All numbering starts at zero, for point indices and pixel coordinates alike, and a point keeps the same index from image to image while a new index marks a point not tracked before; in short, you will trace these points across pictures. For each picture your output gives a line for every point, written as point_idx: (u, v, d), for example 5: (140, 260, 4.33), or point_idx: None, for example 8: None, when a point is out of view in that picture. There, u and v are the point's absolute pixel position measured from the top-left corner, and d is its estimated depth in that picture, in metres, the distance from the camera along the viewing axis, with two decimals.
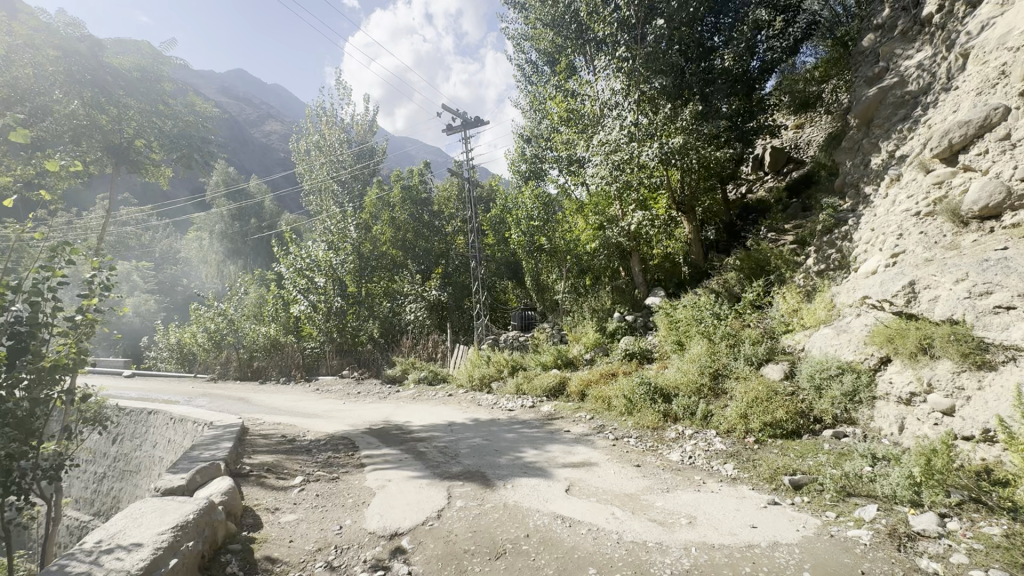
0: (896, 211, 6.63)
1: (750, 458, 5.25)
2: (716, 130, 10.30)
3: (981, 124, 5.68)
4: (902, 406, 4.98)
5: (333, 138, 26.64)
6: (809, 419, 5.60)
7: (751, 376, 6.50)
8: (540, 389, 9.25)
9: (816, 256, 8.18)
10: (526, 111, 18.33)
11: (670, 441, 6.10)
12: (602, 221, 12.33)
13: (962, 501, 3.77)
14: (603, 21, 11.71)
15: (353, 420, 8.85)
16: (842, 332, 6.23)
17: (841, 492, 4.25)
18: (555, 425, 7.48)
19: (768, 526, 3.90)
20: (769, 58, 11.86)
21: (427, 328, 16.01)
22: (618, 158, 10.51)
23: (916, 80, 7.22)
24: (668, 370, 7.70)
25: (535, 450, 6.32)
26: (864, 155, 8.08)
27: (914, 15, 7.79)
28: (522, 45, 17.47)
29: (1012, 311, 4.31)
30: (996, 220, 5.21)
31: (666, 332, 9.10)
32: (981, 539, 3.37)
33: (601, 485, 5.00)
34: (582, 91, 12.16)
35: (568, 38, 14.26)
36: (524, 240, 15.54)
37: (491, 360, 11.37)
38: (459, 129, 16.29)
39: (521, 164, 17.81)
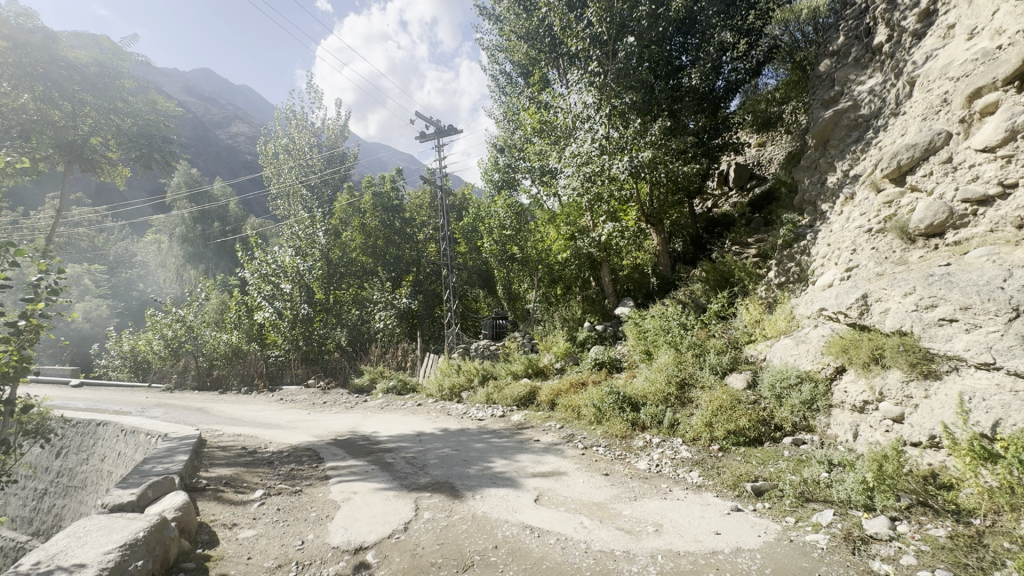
0: (849, 228, 6.97)
1: (715, 465, 5.38)
2: (684, 145, 10.70)
3: (927, 148, 6.02)
4: (856, 414, 5.20)
5: (303, 141, 26.29)
6: (770, 427, 5.75)
7: (715, 385, 6.68)
8: (511, 398, 9.23)
9: (777, 269, 8.50)
10: (499, 121, 18.45)
11: (638, 450, 6.19)
12: (573, 231, 12.43)
13: (911, 505, 3.96)
14: (576, 36, 11.89)
15: (318, 430, 8.61)
16: (801, 343, 6.47)
17: (800, 498, 4.40)
18: (525, 435, 7.47)
19: (731, 533, 3.99)
20: (733, 79, 12.44)
21: (396, 336, 15.80)
22: (589, 170, 10.64)
23: (868, 104, 7.62)
24: (636, 379, 7.78)
25: (504, 459, 6.28)
26: (821, 174, 8.45)
27: (865, 44, 8.23)
28: (497, 55, 17.60)
29: (955, 324, 4.52)
30: (940, 237, 5.52)
31: (634, 342, 9.26)
32: (928, 541, 3.54)
33: (569, 494, 5.01)
34: (556, 104, 12.63)
35: (541, 51, 14.41)
36: (496, 248, 15.54)
37: (462, 369, 11.31)
38: (432, 137, 16.36)
39: (494, 174, 17.89)
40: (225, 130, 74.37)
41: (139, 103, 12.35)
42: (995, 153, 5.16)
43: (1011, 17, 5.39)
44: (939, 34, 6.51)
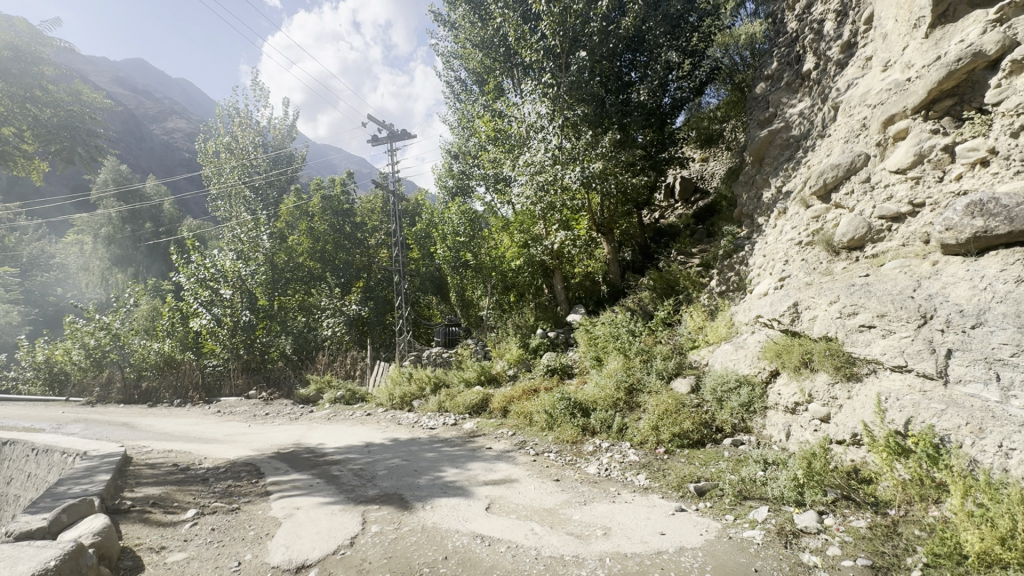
0: (782, 241, 7.45)
1: (661, 467, 5.56)
2: (633, 157, 11.07)
3: (848, 168, 6.54)
4: (788, 414, 5.53)
5: (248, 141, 25.23)
6: (712, 429, 6.01)
7: (661, 390, 6.91)
8: (464, 406, 9.16)
9: (718, 278, 8.93)
10: (454, 127, 18.43)
11: (588, 454, 6.30)
12: (526, 239, 12.61)
13: (836, 499, 4.24)
14: (530, 47, 12.11)
15: (259, 444, 8.18)
16: (739, 348, 6.82)
17: (738, 496, 4.63)
18: (476, 443, 7.43)
19: (675, 533, 4.12)
20: (678, 97, 12.94)
21: (345, 345, 15.62)
22: (542, 179, 10.86)
23: (798, 126, 8.19)
24: (587, 385, 7.91)
25: (456, 468, 6.22)
26: (757, 189, 8.98)
27: (796, 70, 8.83)
28: (452, 62, 17.55)
29: (873, 329, 4.90)
30: (860, 250, 6.00)
31: (585, 348, 9.44)
32: (851, 532, 3.82)
33: (520, 501, 5.02)
34: (510, 113, 12.78)
35: (495, 60, 14.50)
36: (450, 255, 15.41)
37: (413, 378, 11.15)
38: (384, 141, 16.16)
39: (448, 180, 17.83)
40: (160, 125, 69.73)
41: (60, 93, 11.36)
42: (905, 174, 5.69)
43: (919, 53, 5.99)
44: (858, 64, 7.11)
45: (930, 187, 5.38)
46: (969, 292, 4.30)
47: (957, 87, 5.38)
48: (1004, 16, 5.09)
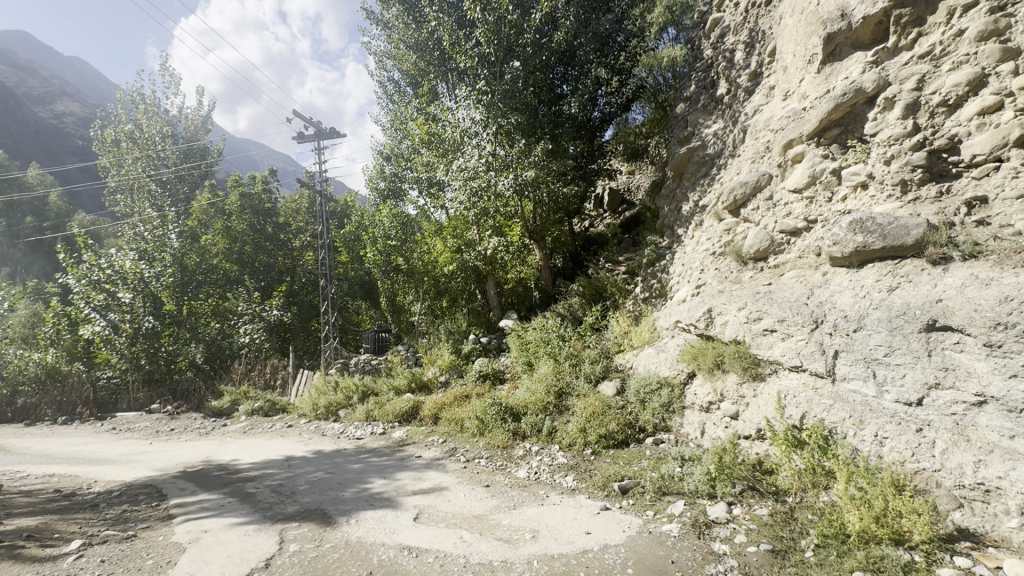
0: (698, 251, 7.96)
1: (588, 469, 5.73)
2: (564, 167, 11.44)
3: (755, 185, 7.12)
4: (703, 413, 5.92)
5: (154, 130, 23.06)
6: (635, 429, 6.30)
7: (589, 393, 7.13)
8: (393, 414, 8.91)
9: (642, 285, 9.40)
10: (386, 128, 18.00)
11: (518, 458, 6.38)
12: (459, 244, 12.58)
13: (743, 490, 4.60)
14: (465, 53, 12.14)
15: (162, 463, 7.46)
16: (660, 351, 7.18)
17: (658, 492, 4.88)
18: (405, 452, 7.26)
19: (600, 531, 4.27)
20: (607, 111, 13.47)
21: (265, 352, 14.68)
22: (476, 185, 10.94)
23: (713, 145, 8.83)
24: (518, 390, 7.99)
25: (383, 479, 6.03)
26: (677, 203, 9.55)
27: (711, 93, 9.51)
28: (385, 61, 17.11)
29: (775, 333, 5.38)
30: (764, 261, 6.53)
31: (517, 353, 9.52)
32: (755, 520, 4.16)
33: (449, 509, 4.96)
34: (444, 117, 12.75)
35: (430, 63, 14.37)
36: (380, 259, 14.93)
37: (339, 387, 10.70)
38: (310, 138, 15.47)
39: (379, 182, 17.38)
40: (47, 107, 61.86)
41: None
42: (802, 194, 6.32)
43: (812, 86, 6.72)
44: (764, 92, 7.82)
45: (821, 206, 6.03)
46: (852, 299, 4.84)
47: (842, 118, 6.09)
48: (879, 60, 5.91)
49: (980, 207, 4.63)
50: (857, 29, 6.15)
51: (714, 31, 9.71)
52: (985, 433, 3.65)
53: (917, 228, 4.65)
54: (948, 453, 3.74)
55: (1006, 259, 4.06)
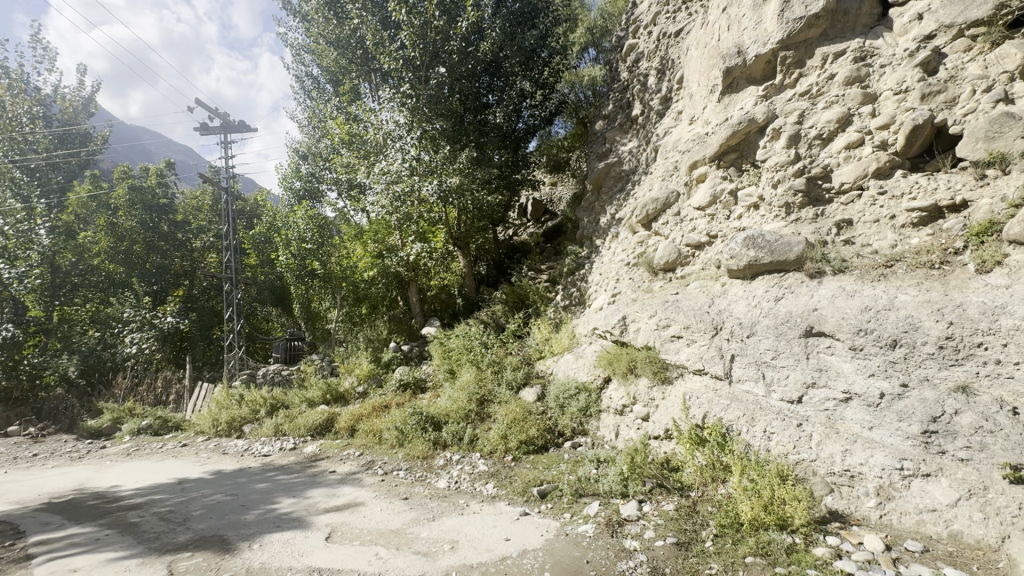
0: (614, 261, 8.37)
1: (508, 475, 5.76)
2: (488, 176, 11.54)
3: (665, 202, 7.62)
4: (617, 416, 6.20)
5: (20, 108, 19.98)
6: (554, 434, 6.46)
7: (510, 399, 7.21)
8: (306, 428, 8.40)
9: (563, 293, 9.69)
10: (302, 125, 17.07)
11: (438, 468, 6.27)
12: (381, 249, 12.28)
13: (652, 487, 4.87)
14: (388, 54, 11.93)
15: (19, 495, 6.41)
16: (578, 357, 7.41)
17: (575, 494, 5.03)
18: (318, 467, 6.86)
19: (519, 536, 4.32)
20: (531, 123, 13.73)
21: (156, 364, 13.30)
22: (399, 189, 10.76)
23: (628, 162, 9.37)
24: (440, 398, 7.86)
25: (293, 498, 5.65)
26: (595, 215, 9.97)
27: (627, 113, 10.09)
28: (303, 56, 16.18)
29: (681, 339, 5.77)
30: (672, 272, 7.00)
31: (439, 361, 9.38)
32: (662, 515, 4.42)
33: (365, 525, 4.75)
34: (367, 118, 12.38)
35: (352, 62, 13.88)
36: (294, 263, 14.13)
37: (245, 401, 9.90)
38: (216, 131, 14.29)
39: (294, 181, 16.36)
40: None
41: None
42: (705, 211, 6.87)
43: (713, 114, 7.36)
44: (673, 116, 8.45)
45: (721, 223, 6.60)
46: (746, 308, 5.33)
47: (738, 144, 6.74)
48: (768, 94, 6.61)
49: (847, 228, 5.29)
50: (751, 65, 6.80)
51: (630, 56, 10.34)
52: (850, 425, 4.24)
53: (798, 245, 5.24)
54: (822, 444, 4.29)
55: (867, 274, 4.72)
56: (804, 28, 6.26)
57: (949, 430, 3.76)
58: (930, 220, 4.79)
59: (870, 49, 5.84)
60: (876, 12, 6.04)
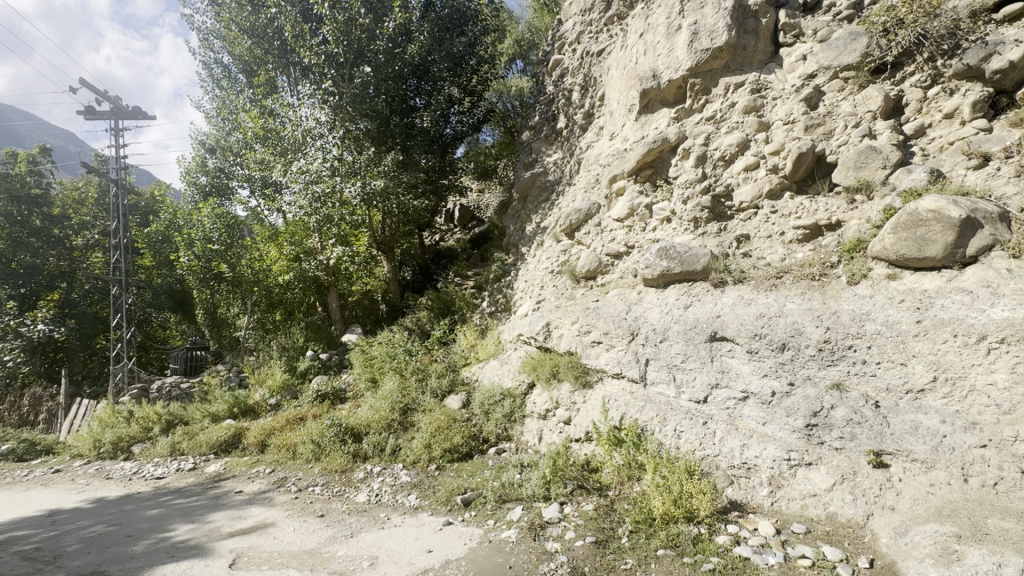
0: (539, 269, 8.55)
1: (431, 485, 5.66)
2: (415, 180, 11.40)
3: (587, 212, 7.93)
4: (541, 420, 6.32)
5: None
6: (479, 440, 6.46)
7: (435, 407, 7.08)
8: (208, 445, 7.70)
9: (489, 300, 9.74)
10: (210, 116, 15.74)
11: (358, 482, 6.02)
12: (298, 252, 11.62)
13: (573, 489, 5.01)
14: (309, 48, 11.35)
15: None
16: (504, 363, 7.45)
17: (499, 500, 5.05)
18: (222, 488, 6.31)
19: (441, 547, 4.26)
20: (459, 129, 13.66)
21: (20, 379, 12.02)
22: (319, 190, 10.28)
23: (553, 172, 9.66)
24: (361, 408, 7.56)
25: (192, 523, 5.14)
26: (521, 223, 10.13)
27: (552, 126, 10.42)
28: (211, 41, 14.84)
29: (601, 345, 6.01)
30: (593, 280, 7.27)
31: (361, 369, 9.00)
32: (582, 515, 4.56)
33: (275, 548, 4.44)
34: (284, 113, 11.76)
35: (268, 53, 13.03)
36: (197, 264, 12.86)
37: (135, 418, 8.89)
38: (104, 115, 12.75)
39: (198, 176, 14.59)
40: None
41: None
42: (624, 222, 7.24)
43: (632, 131, 7.81)
44: (595, 131, 8.85)
45: (638, 234, 6.99)
46: (659, 315, 5.67)
47: (653, 161, 7.20)
48: (680, 117, 7.15)
49: (745, 242, 5.83)
50: (664, 89, 7.31)
51: (555, 70, 10.69)
52: (747, 421, 4.66)
53: (704, 257, 5.68)
54: (724, 440, 4.67)
55: (761, 284, 5.23)
56: (710, 59, 6.83)
57: (827, 423, 4.26)
58: (811, 237, 5.41)
59: (764, 82, 6.51)
60: (769, 49, 6.77)
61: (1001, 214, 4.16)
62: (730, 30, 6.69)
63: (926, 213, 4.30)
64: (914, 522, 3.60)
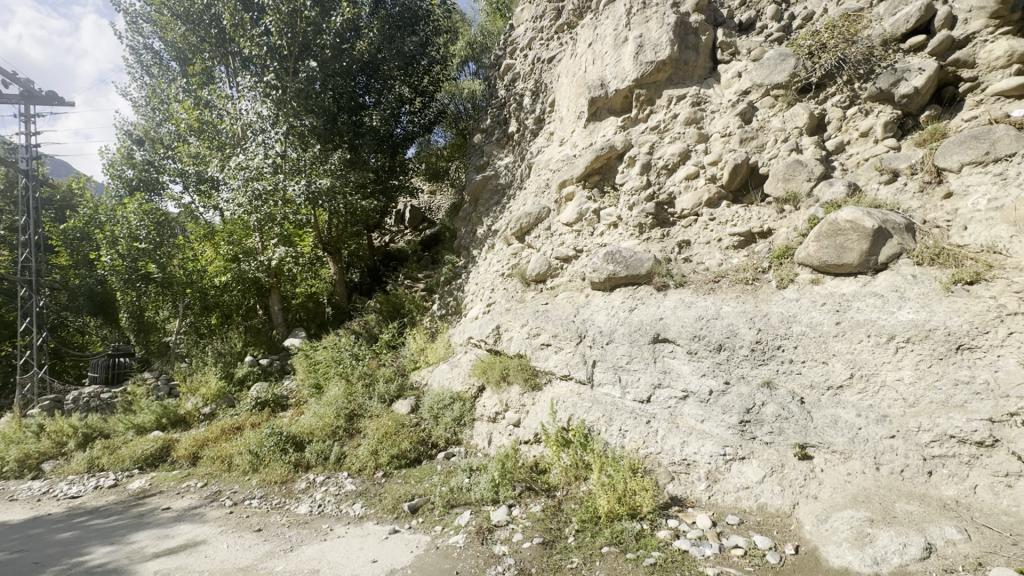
0: (490, 272, 8.54)
1: (377, 493, 5.52)
2: (363, 179, 11.11)
3: (537, 216, 8.01)
4: (490, 423, 6.31)
5: None
6: (428, 445, 6.36)
7: (382, 413, 6.90)
8: (131, 460, 7.13)
9: (439, 303, 9.63)
10: (138, 104, 14.65)
11: (299, 493, 5.77)
12: (237, 252, 11.02)
13: (522, 491, 5.03)
14: (250, 38, 10.83)
15: None
16: (454, 367, 7.37)
17: (447, 505, 4.99)
18: (147, 505, 5.87)
19: (387, 557, 4.18)
20: (410, 129, 13.43)
21: None
22: (260, 187, 9.83)
23: (504, 176, 9.72)
24: (304, 416, 7.26)
25: (111, 545, 4.75)
26: (472, 225, 10.09)
27: (503, 129, 10.49)
28: (140, 25, 13.87)
29: (550, 347, 6.09)
30: (543, 283, 7.35)
31: (304, 375, 8.65)
32: (530, 517, 4.59)
33: (206, 567, 4.18)
34: (222, 105, 11.17)
35: (205, 41, 12.33)
36: (121, 264, 11.66)
37: (46, 432, 8.12)
38: (12, 99, 11.59)
39: (124, 169, 13.52)
40: None
41: None
42: (573, 227, 7.38)
43: (580, 138, 7.99)
44: (545, 136, 8.98)
45: (586, 239, 7.14)
46: (606, 318, 5.82)
47: (601, 168, 7.39)
48: (626, 126, 7.39)
49: (686, 248, 6.10)
50: (611, 98, 7.53)
51: (507, 75, 10.76)
52: (687, 419, 4.88)
53: (648, 261, 5.88)
54: (665, 438, 4.85)
55: (700, 288, 5.49)
56: (654, 71, 7.11)
57: (758, 419, 4.52)
58: (745, 244, 5.73)
59: (704, 96, 6.85)
60: (708, 65, 7.14)
61: (907, 226, 4.59)
62: (673, 45, 6.99)
63: (845, 223, 4.66)
64: (834, 509, 3.88)
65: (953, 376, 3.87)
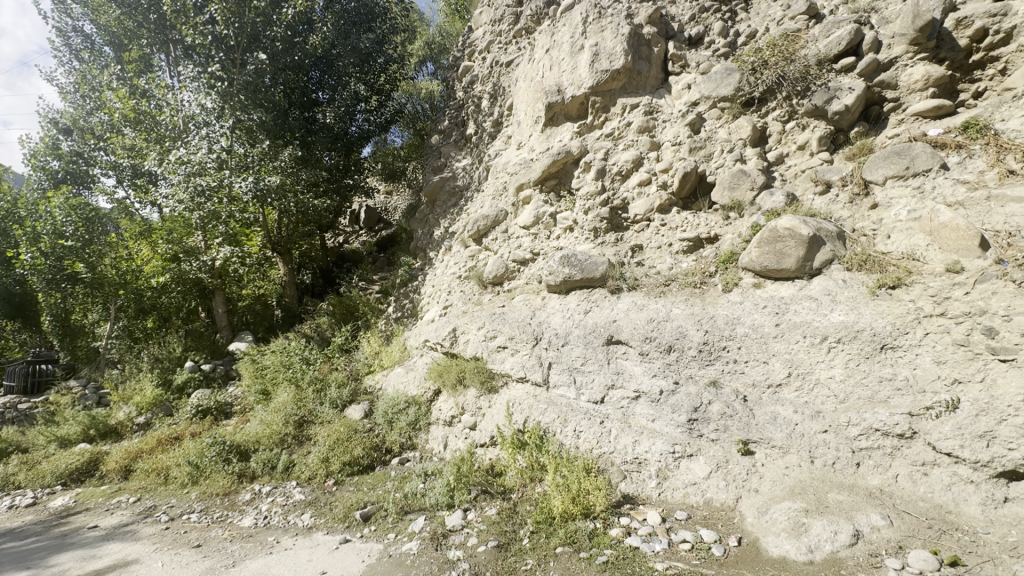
0: (446, 274, 8.47)
1: (328, 501, 5.34)
2: (315, 178, 10.77)
3: (494, 219, 8.02)
4: (446, 427, 6.25)
5: None
6: (381, 451, 6.22)
7: (334, 419, 6.69)
8: (53, 476, 6.57)
9: (395, 305, 9.45)
10: (65, 90, 13.57)
11: (243, 505, 5.50)
12: (176, 251, 10.40)
13: (477, 494, 5.00)
14: (193, 26, 10.26)
15: None
16: (409, 370, 7.24)
17: (400, 512, 4.89)
18: (71, 524, 5.43)
19: (337, 568, 4.06)
20: (365, 128, 13.09)
21: None
22: (203, 183, 9.32)
23: (462, 177, 9.67)
24: (249, 423, 6.93)
25: (27, 571, 4.35)
26: (429, 227, 9.96)
27: (461, 131, 10.46)
28: (68, 6, 12.88)
29: (507, 350, 6.12)
30: (500, 286, 7.36)
31: (250, 381, 8.27)
32: (485, 520, 4.58)
33: None
34: (161, 96, 10.52)
35: (142, 26, 11.61)
36: (43, 263, 10.82)
37: None
38: None
39: (48, 160, 12.50)
40: None
41: None
42: (530, 230, 7.44)
43: (538, 142, 8.08)
44: (503, 139, 9.01)
45: (543, 242, 7.22)
46: (561, 320, 5.90)
47: (557, 172, 7.50)
48: (582, 132, 7.53)
49: (639, 252, 6.28)
50: (568, 104, 7.66)
51: (465, 77, 10.72)
52: (638, 419, 5.03)
53: (602, 265, 6.00)
54: (618, 437, 4.98)
55: (651, 291, 5.67)
56: (609, 80, 7.29)
57: (705, 417, 4.72)
58: (694, 249, 5.95)
59: (656, 106, 7.09)
60: (660, 76, 7.39)
61: (838, 234, 4.92)
62: (627, 54, 7.20)
63: (783, 230, 4.95)
64: (773, 501, 4.09)
65: (877, 374, 4.18)
